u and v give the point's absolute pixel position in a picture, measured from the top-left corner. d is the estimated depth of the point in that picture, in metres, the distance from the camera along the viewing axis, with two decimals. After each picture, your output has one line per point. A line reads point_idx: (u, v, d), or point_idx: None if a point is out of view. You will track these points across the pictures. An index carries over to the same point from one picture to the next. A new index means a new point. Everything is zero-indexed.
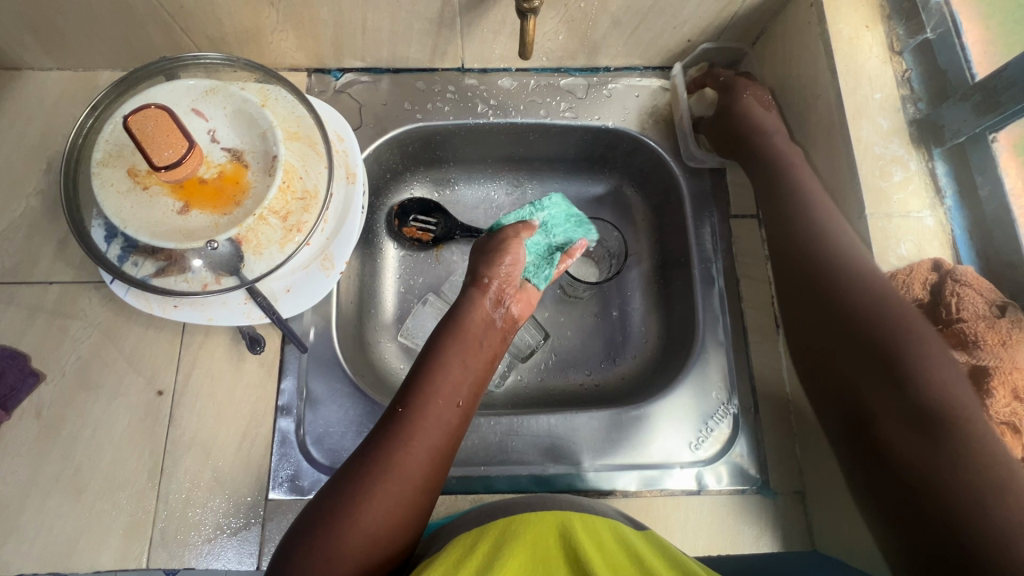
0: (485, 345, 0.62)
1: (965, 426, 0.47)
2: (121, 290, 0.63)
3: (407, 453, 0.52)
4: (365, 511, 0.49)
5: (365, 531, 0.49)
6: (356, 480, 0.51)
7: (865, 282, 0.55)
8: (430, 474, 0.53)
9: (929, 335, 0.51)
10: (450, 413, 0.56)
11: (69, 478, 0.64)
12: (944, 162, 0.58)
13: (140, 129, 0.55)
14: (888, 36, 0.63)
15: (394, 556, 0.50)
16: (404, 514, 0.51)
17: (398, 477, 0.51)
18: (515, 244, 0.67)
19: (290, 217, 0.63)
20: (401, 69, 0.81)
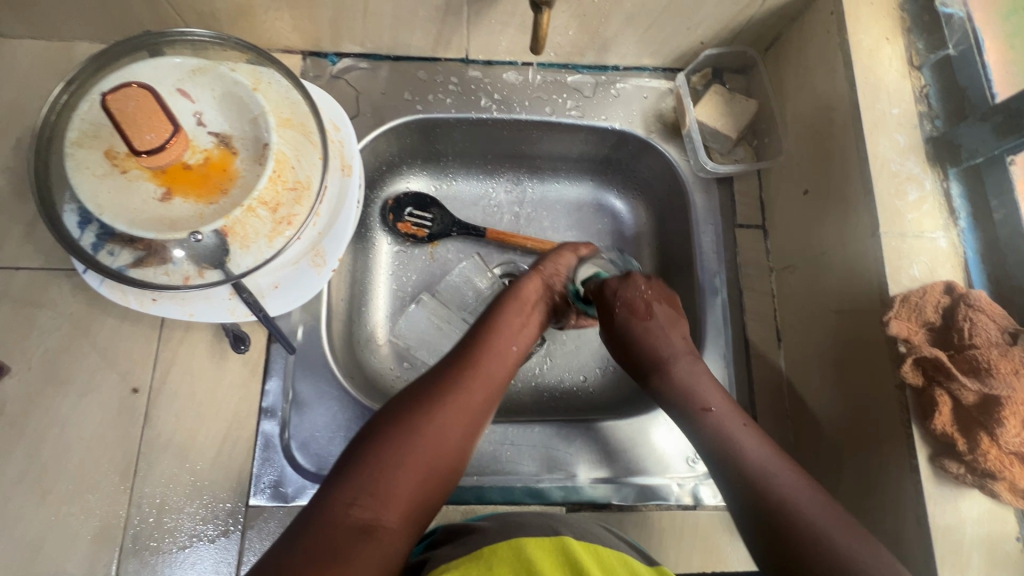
0: (537, 309, 0.65)
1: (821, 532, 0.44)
2: (94, 281, 0.58)
3: (474, 382, 0.54)
4: (435, 426, 0.50)
5: (438, 425, 0.50)
6: (425, 399, 0.51)
7: (733, 443, 0.52)
8: (488, 409, 0.55)
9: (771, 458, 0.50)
10: (510, 358, 0.59)
11: (33, 479, 0.60)
12: (959, 183, 0.57)
13: (119, 109, 0.51)
14: (907, 49, 0.61)
15: (446, 482, 0.49)
16: (464, 440, 0.51)
17: (466, 402, 0.53)
18: (570, 258, 0.71)
19: (280, 209, 0.59)
20: (402, 57, 0.77)
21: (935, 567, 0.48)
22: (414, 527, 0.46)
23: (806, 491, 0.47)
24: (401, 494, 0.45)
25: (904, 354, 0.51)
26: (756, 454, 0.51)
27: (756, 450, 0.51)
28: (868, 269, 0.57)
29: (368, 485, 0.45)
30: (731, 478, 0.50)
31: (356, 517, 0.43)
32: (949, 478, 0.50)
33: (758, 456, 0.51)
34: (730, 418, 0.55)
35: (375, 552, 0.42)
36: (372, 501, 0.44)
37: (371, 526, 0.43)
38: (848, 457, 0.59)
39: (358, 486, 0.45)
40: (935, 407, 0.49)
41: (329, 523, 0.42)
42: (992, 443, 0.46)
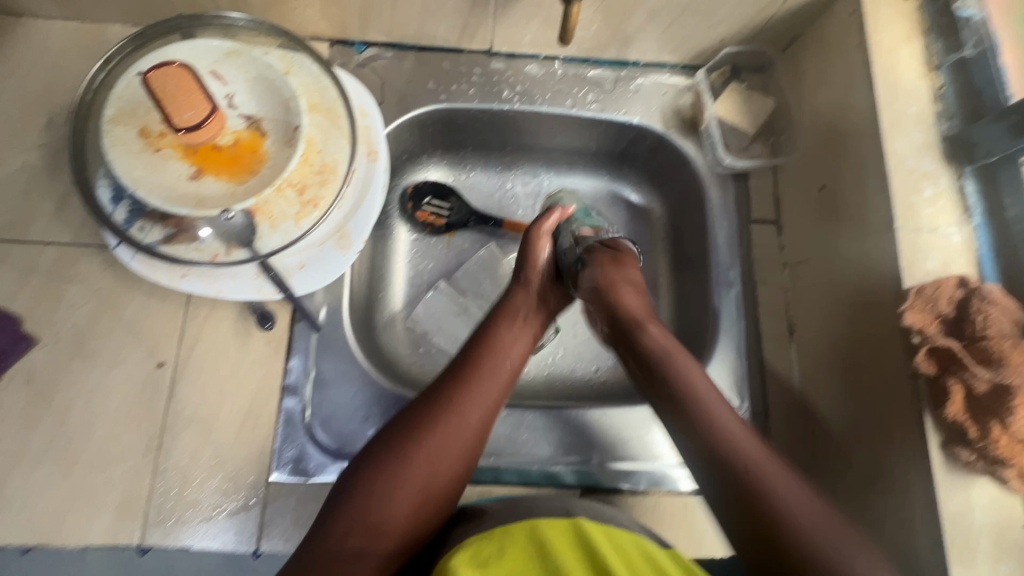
0: (530, 320, 0.63)
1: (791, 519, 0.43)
2: (126, 256, 0.60)
3: (465, 407, 0.53)
4: (425, 455, 0.49)
5: (425, 457, 0.49)
6: (417, 425, 0.51)
7: (745, 461, 0.46)
8: (483, 434, 0.53)
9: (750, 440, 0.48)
10: (505, 377, 0.57)
11: (60, 449, 0.61)
12: (973, 180, 0.59)
13: (160, 87, 0.53)
14: (925, 51, 0.63)
15: (439, 512, 0.50)
16: (457, 468, 0.51)
17: (456, 429, 0.51)
18: (546, 241, 0.68)
19: (307, 191, 0.61)
20: (427, 48, 0.79)
21: (945, 551, 0.50)
22: (407, 552, 0.48)
23: (824, 521, 0.43)
24: (393, 526, 0.47)
25: (918, 344, 0.53)
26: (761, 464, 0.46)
27: (751, 445, 0.48)
28: (883, 262, 0.58)
29: (359, 517, 0.46)
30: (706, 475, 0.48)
31: (348, 546, 0.46)
32: (960, 465, 0.51)
33: (767, 472, 0.46)
34: (740, 434, 0.49)
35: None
36: (363, 533, 0.46)
37: (360, 554, 0.45)
38: (859, 446, 0.60)
39: (350, 517, 0.46)
40: (947, 395, 0.50)
41: (323, 552, 0.45)
42: (1003, 431, 0.47)
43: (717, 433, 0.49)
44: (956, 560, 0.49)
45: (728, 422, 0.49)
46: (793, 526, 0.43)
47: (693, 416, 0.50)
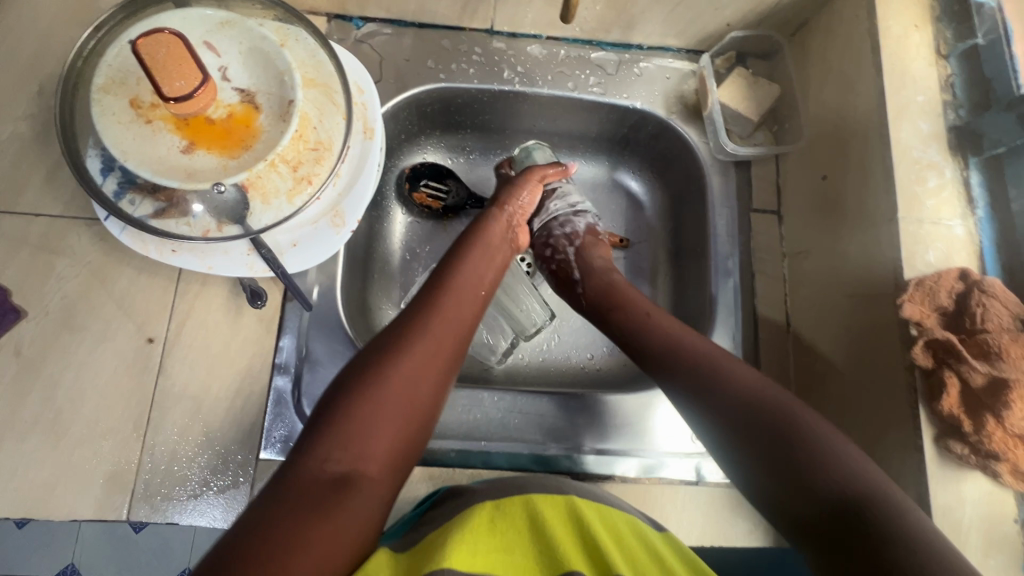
0: (497, 253, 0.66)
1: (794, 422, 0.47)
2: (116, 229, 0.59)
3: (438, 324, 0.55)
4: (402, 372, 0.49)
5: (406, 370, 0.50)
6: (390, 349, 0.51)
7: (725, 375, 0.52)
8: (457, 352, 0.55)
9: (717, 352, 0.55)
10: (472, 302, 0.59)
11: (48, 421, 0.61)
12: (979, 172, 0.58)
13: (150, 54, 0.51)
14: (935, 38, 0.61)
15: (423, 427, 0.50)
16: (435, 386, 0.52)
17: (431, 344, 0.53)
18: (540, 188, 0.74)
19: (301, 167, 0.59)
20: (427, 25, 0.77)
21: None
22: (394, 474, 0.46)
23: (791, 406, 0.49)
24: (378, 445, 0.46)
25: (916, 337, 0.52)
26: (734, 374, 0.52)
27: (736, 367, 0.53)
28: (883, 254, 0.57)
29: (339, 439, 0.45)
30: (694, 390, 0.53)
31: (331, 471, 0.43)
32: (954, 459, 0.51)
33: (753, 384, 0.51)
34: (705, 347, 0.56)
35: (357, 500, 0.43)
36: (347, 455, 0.44)
37: (348, 477, 0.43)
38: (852, 439, 0.60)
39: (331, 440, 0.45)
40: (943, 388, 0.50)
41: (301, 484, 0.42)
42: (998, 424, 0.47)
43: (691, 356, 0.55)
44: None
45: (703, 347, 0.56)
46: (779, 422, 0.47)
47: (666, 347, 0.57)
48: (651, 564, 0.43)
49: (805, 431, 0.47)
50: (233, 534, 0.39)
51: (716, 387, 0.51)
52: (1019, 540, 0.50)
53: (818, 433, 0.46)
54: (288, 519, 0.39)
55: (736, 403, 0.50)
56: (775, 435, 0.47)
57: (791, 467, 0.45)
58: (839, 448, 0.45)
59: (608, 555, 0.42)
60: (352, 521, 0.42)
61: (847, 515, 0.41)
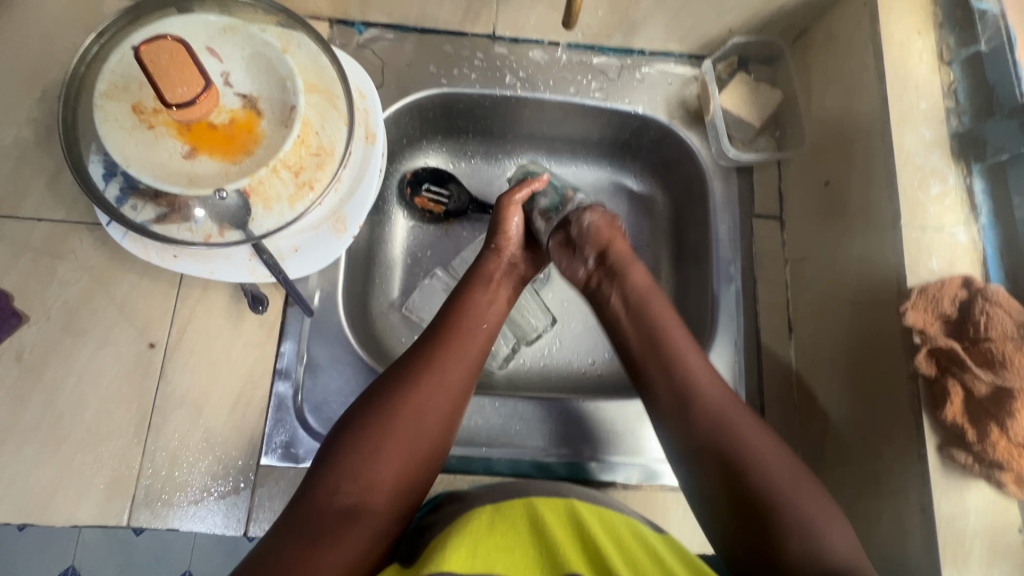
0: (500, 285, 0.65)
1: (756, 449, 0.51)
2: (118, 234, 0.59)
3: (449, 361, 0.54)
4: (411, 409, 0.50)
5: (414, 407, 0.50)
6: (400, 381, 0.52)
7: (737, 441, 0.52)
8: (467, 386, 0.55)
9: (707, 375, 0.56)
10: (483, 335, 0.59)
11: (49, 426, 0.61)
12: (982, 179, 0.58)
13: (153, 61, 0.51)
14: (938, 44, 0.61)
15: (430, 463, 0.50)
16: (444, 423, 0.52)
17: (442, 381, 0.53)
18: (517, 213, 0.69)
19: (303, 173, 0.59)
20: (429, 30, 0.77)
21: (937, 554, 0.49)
22: (401, 507, 0.48)
23: (798, 486, 0.50)
24: (386, 480, 0.47)
25: (919, 345, 0.52)
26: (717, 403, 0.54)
27: (712, 389, 0.55)
28: (887, 261, 0.57)
29: (349, 471, 0.46)
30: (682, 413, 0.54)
31: (341, 502, 0.46)
32: (957, 467, 0.50)
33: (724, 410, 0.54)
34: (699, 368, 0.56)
35: (362, 533, 0.45)
36: (355, 487, 0.46)
37: (355, 509, 0.45)
38: (854, 447, 0.59)
39: (341, 471, 0.46)
40: (946, 397, 0.50)
41: (313, 509, 0.45)
42: (1002, 434, 0.47)
43: (705, 407, 0.53)
44: (949, 563, 0.49)
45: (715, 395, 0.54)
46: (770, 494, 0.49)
47: (650, 346, 0.59)
48: (650, 566, 0.43)
49: (805, 509, 0.48)
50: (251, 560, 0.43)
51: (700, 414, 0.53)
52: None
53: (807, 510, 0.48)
54: (297, 550, 0.42)
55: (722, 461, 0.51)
56: (740, 463, 0.50)
57: (766, 541, 0.48)
58: (824, 525, 0.48)
59: (610, 559, 0.42)
60: (355, 554, 0.44)
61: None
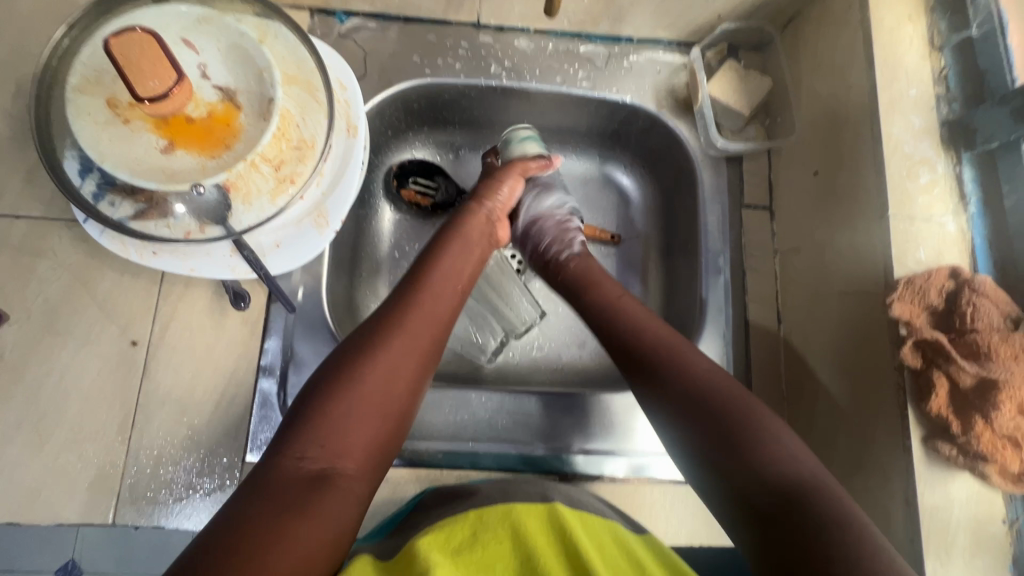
0: (476, 244, 0.65)
1: (749, 425, 0.47)
2: (95, 231, 0.58)
3: (416, 321, 0.54)
4: (377, 370, 0.49)
5: (379, 372, 0.49)
6: (366, 346, 0.50)
7: (692, 369, 0.52)
8: (435, 348, 0.54)
9: (670, 334, 0.56)
10: (450, 296, 0.58)
11: (33, 425, 0.61)
12: (972, 168, 0.57)
13: (122, 53, 0.50)
14: (928, 30, 0.60)
15: (398, 424, 0.49)
16: (412, 383, 0.51)
17: (407, 341, 0.52)
18: (518, 179, 0.72)
19: (283, 167, 0.58)
20: (412, 19, 0.76)
21: (920, 546, 0.49)
22: (373, 471, 0.47)
23: (746, 409, 0.48)
24: (357, 443, 0.46)
25: (905, 336, 0.51)
26: (692, 365, 0.52)
27: (689, 347, 0.54)
28: (874, 251, 0.56)
29: (315, 438, 0.45)
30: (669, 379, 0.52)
31: (308, 467, 0.44)
32: (941, 460, 0.50)
33: (692, 362, 0.53)
34: (657, 329, 0.57)
35: (337, 500, 0.43)
36: (324, 453, 0.44)
37: (325, 476, 0.44)
38: (841, 438, 0.59)
39: (307, 439, 0.45)
40: (932, 389, 0.49)
41: (280, 478, 0.43)
42: (987, 426, 0.47)
43: (647, 337, 0.56)
44: (932, 555, 0.49)
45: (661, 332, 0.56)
46: (723, 414, 0.48)
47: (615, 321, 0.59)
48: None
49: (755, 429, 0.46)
50: (213, 532, 0.39)
51: (677, 373, 0.52)
52: (1006, 541, 0.49)
53: (769, 432, 0.46)
54: (266, 517, 0.40)
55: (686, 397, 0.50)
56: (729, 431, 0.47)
57: (732, 467, 0.45)
58: (784, 447, 0.45)
59: (589, 562, 0.41)
60: (330, 520, 0.42)
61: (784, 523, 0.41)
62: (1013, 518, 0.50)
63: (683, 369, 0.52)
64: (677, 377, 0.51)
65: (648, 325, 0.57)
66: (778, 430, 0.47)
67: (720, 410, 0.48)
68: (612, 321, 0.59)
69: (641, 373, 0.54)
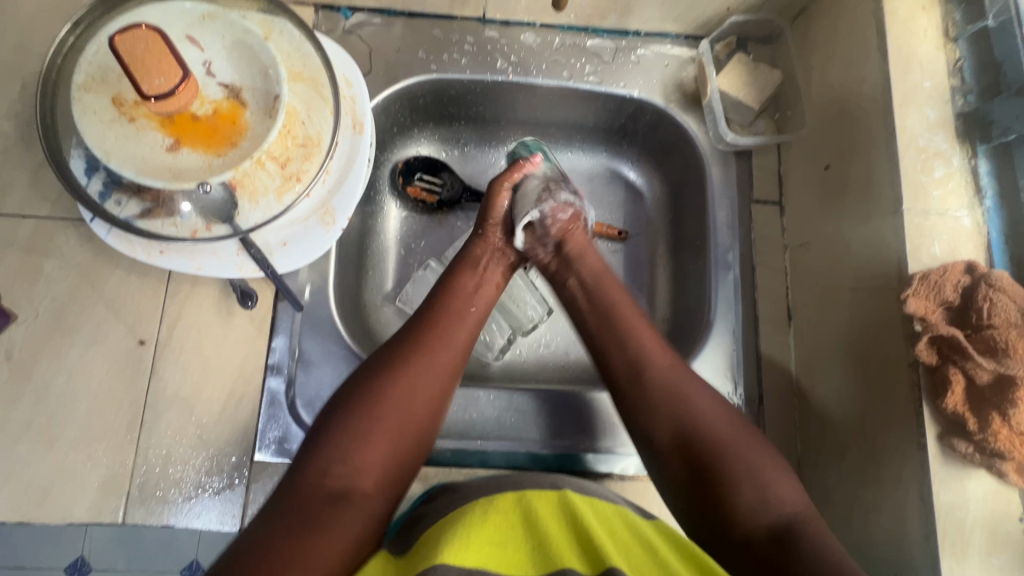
0: (491, 271, 0.65)
1: (733, 458, 0.50)
2: (102, 230, 0.57)
3: (438, 345, 0.54)
4: (399, 390, 0.49)
5: (400, 396, 0.49)
6: (387, 365, 0.51)
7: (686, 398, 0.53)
8: (456, 367, 0.54)
9: (667, 357, 0.57)
10: (470, 319, 0.58)
11: (42, 425, 0.61)
12: (987, 161, 0.56)
13: (128, 50, 0.49)
14: (943, 20, 0.59)
15: (416, 448, 0.49)
16: (432, 406, 0.51)
17: (430, 364, 0.52)
18: (507, 196, 0.68)
19: (289, 164, 0.57)
20: (418, 14, 0.75)
21: (936, 544, 0.49)
22: (390, 488, 0.47)
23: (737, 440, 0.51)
24: (376, 461, 0.46)
25: (919, 333, 0.51)
26: (688, 394, 0.54)
27: (681, 373, 0.55)
28: (888, 246, 0.56)
29: (337, 456, 0.45)
30: (665, 410, 0.53)
31: (331, 486, 0.44)
32: (957, 457, 0.49)
33: (685, 388, 0.54)
34: (656, 349, 0.57)
35: (356, 516, 0.43)
36: (345, 470, 0.45)
37: (344, 493, 0.44)
38: (854, 435, 0.59)
39: (328, 456, 0.45)
40: (947, 385, 0.49)
41: (301, 493, 0.43)
42: (1004, 423, 0.46)
43: (648, 357, 0.56)
44: (947, 553, 0.48)
45: (661, 363, 0.56)
46: (708, 461, 0.50)
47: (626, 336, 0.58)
48: (647, 563, 0.42)
49: (745, 468, 0.49)
50: (236, 548, 0.40)
51: (674, 402, 0.53)
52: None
53: (750, 465, 0.49)
54: (288, 536, 0.40)
55: (678, 428, 0.52)
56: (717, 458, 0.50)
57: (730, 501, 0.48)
58: (771, 481, 0.49)
59: (603, 549, 0.41)
60: (346, 535, 0.42)
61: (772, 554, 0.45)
62: None
63: (681, 398, 0.53)
64: (675, 409, 0.53)
65: (648, 347, 0.57)
66: (762, 464, 0.50)
67: (709, 443, 0.51)
68: (619, 338, 0.58)
69: (638, 398, 0.54)
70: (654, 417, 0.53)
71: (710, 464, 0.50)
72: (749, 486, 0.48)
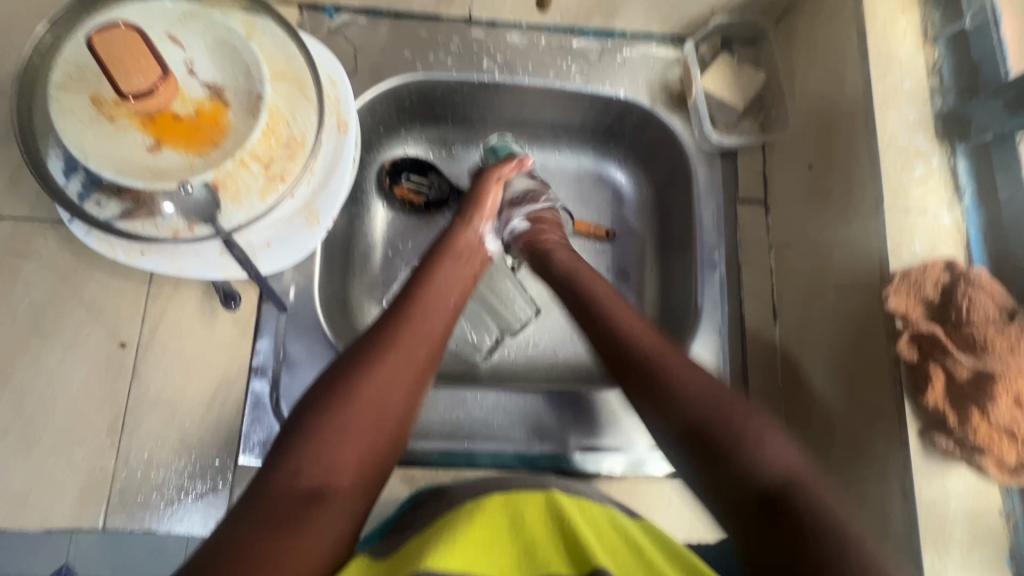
0: (471, 260, 0.65)
1: (729, 420, 0.46)
2: (81, 231, 0.56)
3: (413, 339, 0.53)
4: (373, 385, 0.48)
5: (372, 390, 0.48)
6: (361, 361, 0.50)
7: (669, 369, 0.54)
8: (430, 360, 0.53)
9: (643, 329, 0.56)
10: (447, 312, 0.58)
11: (20, 430, 0.60)
12: (966, 160, 0.56)
13: (105, 49, 0.49)
14: (923, 21, 0.59)
15: (391, 444, 0.49)
16: (406, 400, 0.50)
17: (405, 357, 0.51)
18: (496, 188, 0.72)
19: (273, 165, 0.57)
20: (403, 14, 0.75)
21: (918, 540, 0.49)
22: (366, 488, 0.46)
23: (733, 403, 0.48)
24: (351, 459, 0.45)
25: (901, 330, 0.51)
26: (668, 360, 0.52)
27: (655, 340, 0.55)
28: (870, 244, 0.56)
29: (310, 454, 0.44)
30: (648, 377, 0.52)
31: (304, 485, 0.43)
32: (938, 453, 0.50)
33: (663, 355, 0.53)
34: (633, 324, 0.57)
35: (330, 516, 0.43)
36: (319, 470, 0.44)
37: (319, 493, 0.43)
38: (837, 433, 0.59)
39: (302, 454, 0.44)
40: (928, 381, 0.49)
41: (273, 494, 0.42)
42: (983, 419, 0.46)
43: (623, 329, 0.56)
44: (930, 548, 0.49)
45: (643, 338, 0.55)
46: (701, 425, 0.47)
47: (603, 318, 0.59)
48: (635, 567, 0.42)
49: (747, 430, 0.46)
50: (204, 554, 0.39)
51: (656, 367, 0.52)
52: (1003, 533, 0.49)
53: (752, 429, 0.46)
54: (260, 542, 0.39)
55: (669, 404, 0.49)
56: (709, 419, 0.47)
57: (726, 468, 0.45)
58: (774, 441, 0.45)
59: (590, 552, 0.41)
60: (322, 536, 0.42)
61: (772, 517, 0.41)
62: (1010, 509, 0.49)
63: (663, 364, 0.52)
64: (657, 378, 0.51)
65: (623, 322, 0.57)
66: (765, 428, 0.46)
67: (692, 406, 0.48)
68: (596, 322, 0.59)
69: (626, 370, 0.54)
70: (640, 385, 0.52)
71: (702, 430, 0.47)
72: (748, 448, 0.45)
